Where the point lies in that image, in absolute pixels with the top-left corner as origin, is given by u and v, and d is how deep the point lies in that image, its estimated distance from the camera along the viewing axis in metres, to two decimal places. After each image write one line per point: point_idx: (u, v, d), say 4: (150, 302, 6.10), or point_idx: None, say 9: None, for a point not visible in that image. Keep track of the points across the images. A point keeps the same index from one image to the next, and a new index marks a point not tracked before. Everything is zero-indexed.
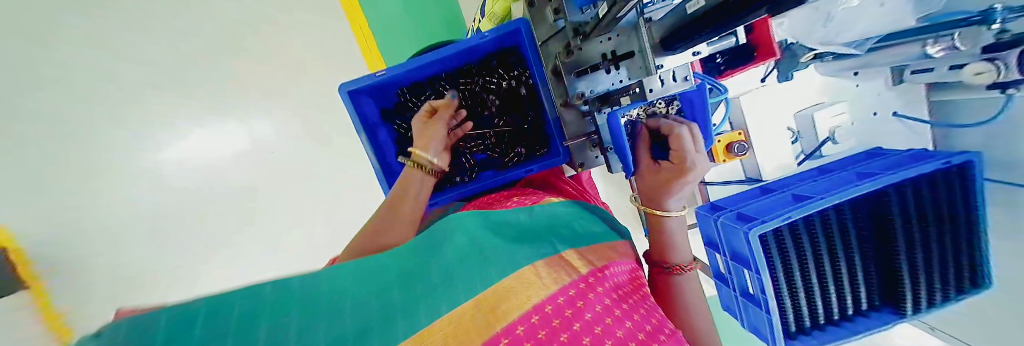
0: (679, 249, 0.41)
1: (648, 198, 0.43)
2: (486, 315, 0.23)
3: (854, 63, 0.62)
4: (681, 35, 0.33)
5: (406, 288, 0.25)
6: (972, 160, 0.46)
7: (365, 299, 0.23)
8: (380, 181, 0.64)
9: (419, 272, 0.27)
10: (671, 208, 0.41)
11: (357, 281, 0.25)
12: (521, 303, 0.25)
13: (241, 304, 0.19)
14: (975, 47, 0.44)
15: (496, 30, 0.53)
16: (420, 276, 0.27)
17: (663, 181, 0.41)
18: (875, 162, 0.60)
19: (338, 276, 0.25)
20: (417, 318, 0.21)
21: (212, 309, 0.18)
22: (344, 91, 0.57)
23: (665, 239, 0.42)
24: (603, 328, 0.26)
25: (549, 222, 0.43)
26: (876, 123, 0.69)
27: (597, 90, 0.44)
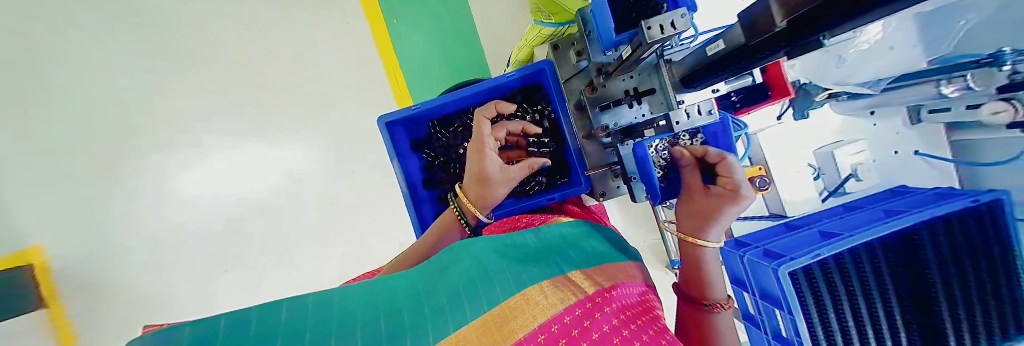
0: (716, 283, 0.38)
1: (689, 224, 0.40)
2: (490, 333, 0.22)
3: (869, 102, 0.66)
4: (702, 72, 0.35)
5: (414, 307, 0.24)
6: (1000, 198, 0.47)
7: (378, 315, 0.22)
8: (406, 205, 0.65)
9: (429, 290, 0.27)
10: (711, 240, 0.39)
11: (369, 301, 0.24)
12: (525, 323, 0.24)
13: (256, 323, 0.18)
14: (989, 88, 0.48)
15: (522, 70, 0.59)
16: (430, 293, 0.26)
17: (708, 208, 0.39)
18: (903, 200, 0.59)
19: (345, 296, 0.24)
20: (424, 335, 0.20)
21: (231, 324, 0.17)
22: (381, 123, 0.62)
23: (700, 269, 0.39)
24: None
25: (555, 245, 0.42)
26: (899, 161, 0.68)
27: (621, 122, 0.47)
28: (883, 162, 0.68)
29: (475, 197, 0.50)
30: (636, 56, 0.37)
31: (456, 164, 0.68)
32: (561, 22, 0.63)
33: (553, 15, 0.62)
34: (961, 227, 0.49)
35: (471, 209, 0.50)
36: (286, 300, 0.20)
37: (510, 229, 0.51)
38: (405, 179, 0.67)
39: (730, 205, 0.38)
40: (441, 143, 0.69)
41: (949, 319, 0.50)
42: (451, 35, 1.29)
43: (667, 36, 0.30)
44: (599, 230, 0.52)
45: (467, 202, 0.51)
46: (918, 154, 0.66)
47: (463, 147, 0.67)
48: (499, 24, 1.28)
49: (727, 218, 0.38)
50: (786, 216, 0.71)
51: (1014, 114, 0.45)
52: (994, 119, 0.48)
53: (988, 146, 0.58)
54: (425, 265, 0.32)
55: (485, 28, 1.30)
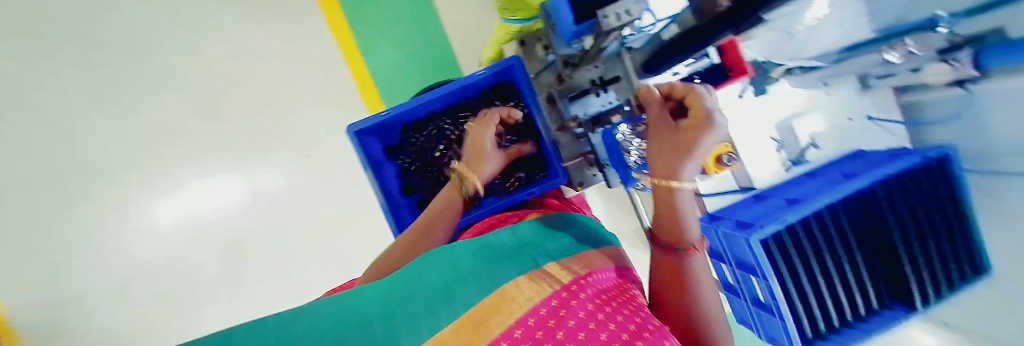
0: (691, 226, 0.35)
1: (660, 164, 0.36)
2: (468, 333, 0.22)
3: (823, 74, 0.68)
4: (659, 56, 0.37)
5: (388, 316, 0.23)
6: (948, 153, 0.49)
7: (350, 326, 0.21)
8: (385, 213, 0.64)
9: (404, 299, 0.26)
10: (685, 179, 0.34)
11: (339, 314, 0.22)
12: (500, 319, 0.24)
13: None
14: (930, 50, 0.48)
15: (491, 67, 0.59)
16: (405, 301, 0.25)
17: (680, 141, 0.35)
18: (858, 163, 0.63)
19: (315, 310, 0.23)
20: (396, 341, 0.20)
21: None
22: (350, 131, 0.60)
23: (674, 212, 0.36)
24: (587, 333, 0.23)
25: (532, 240, 0.42)
26: (851, 127, 0.73)
27: (590, 112, 0.47)
28: (837, 129, 0.74)
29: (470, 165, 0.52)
30: (597, 46, 0.38)
31: (434, 168, 0.68)
32: (527, 18, 0.64)
33: (518, 12, 0.63)
34: (913, 186, 0.53)
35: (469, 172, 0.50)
36: (252, 321, 0.19)
37: (491, 227, 0.51)
38: (381, 187, 0.65)
39: (701, 132, 0.33)
40: (415, 148, 0.68)
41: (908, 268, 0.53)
42: (418, 39, 1.24)
43: (623, 23, 0.30)
44: (578, 219, 0.53)
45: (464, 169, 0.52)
46: (871, 119, 0.69)
47: (439, 149, 0.67)
48: (467, 27, 1.26)
49: (702, 148, 0.34)
50: (755, 189, 0.74)
51: (954, 72, 0.47)
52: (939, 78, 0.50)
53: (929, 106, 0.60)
54: (399, 273, 0.31)
55: (452, 30, 1.25)
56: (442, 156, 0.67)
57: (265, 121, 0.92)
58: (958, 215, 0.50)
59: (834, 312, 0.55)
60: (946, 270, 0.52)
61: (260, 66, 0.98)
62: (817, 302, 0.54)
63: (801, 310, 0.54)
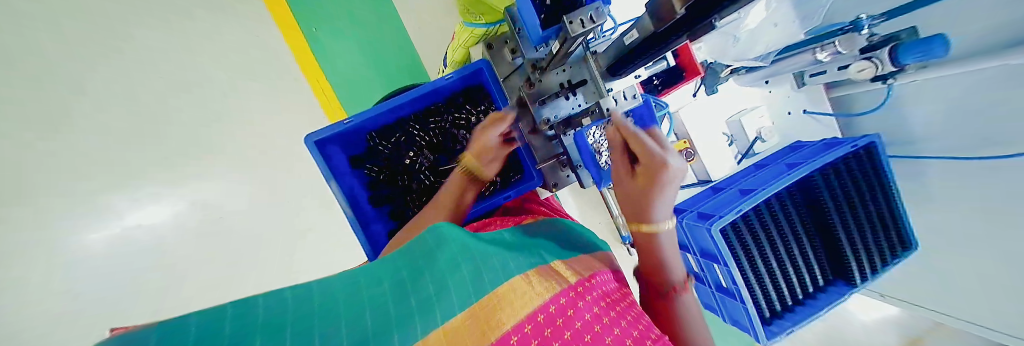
0: (674, 269, 0.41)
1: (634, 217, 0.41)
2: (480, 326, 0.21)
3: (764, 74, 0.76)
4: (623, 60, 0.38)
5: (401, 303, 0.23)
6: (874, 142, 0.57)
7: (362, 318, 0.20)
8: (354, 230, 0.58)
9: (416, 281, 0.25)
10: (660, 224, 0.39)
11: (351, 303, 0.22)
12: (510, 315, 0.23)
13: (232, 324, 0.16)
14: (852, 50, 0.56)
15: (459, 71, 0.58)
16: (417, 285, 0.25)
17: (640, 188, 0.38)
18: (800, 153, 0.70)
19: (330, 292, 0.22)
20: (410, 332, 0.20)
21: (204, 327, 0.15)
22: (310, 142, 0.56)
23: (655, 256, 0.41)
24: (592, 336, 0.24)
25: (535, 238, 0.42)
26: (792, 121, 0.80)
27: (560, 114, 0.48)
28: (780, 123, 0.81)
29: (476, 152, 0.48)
30: (565, 51, 0.38)
31: (405, 176, 0.65)
32: (492, 23, 0.63)
33: (484, 16, 0.62)
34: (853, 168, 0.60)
35: (470, 165, 0.48)
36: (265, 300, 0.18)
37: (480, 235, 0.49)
38: (347, 199, 0.60)
39: (655, 180, 0.36)
40: (384, 157, 0.65)
41: (851, 247, 0.59)
42: (382, 42, 1.19)
43: (587, 30, 0.31)
44: (565, 221, 0.53)
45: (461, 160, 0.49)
46: (807, 112, 0.79)
47: (409, 156, 0.65)
48: (430, 31, 1.23)
49: (661, 195, 0.37)
50: (712, 180, 0.81)
51: (875, 70, 0.54)
52: (859, 76, 0.56)
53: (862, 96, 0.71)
54: (409, 248, 0.31)
55: (415, 34, 1.22)
56: (413, 163, 0.65)
57: (213, 134, 0.85)
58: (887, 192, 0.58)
59: (789, 284, 0.61)
60: (880, 248, 0.60)
61: (197, 71, 0.88)
62: (772, 283, 0.60)
63: (760, 289, 0.59)
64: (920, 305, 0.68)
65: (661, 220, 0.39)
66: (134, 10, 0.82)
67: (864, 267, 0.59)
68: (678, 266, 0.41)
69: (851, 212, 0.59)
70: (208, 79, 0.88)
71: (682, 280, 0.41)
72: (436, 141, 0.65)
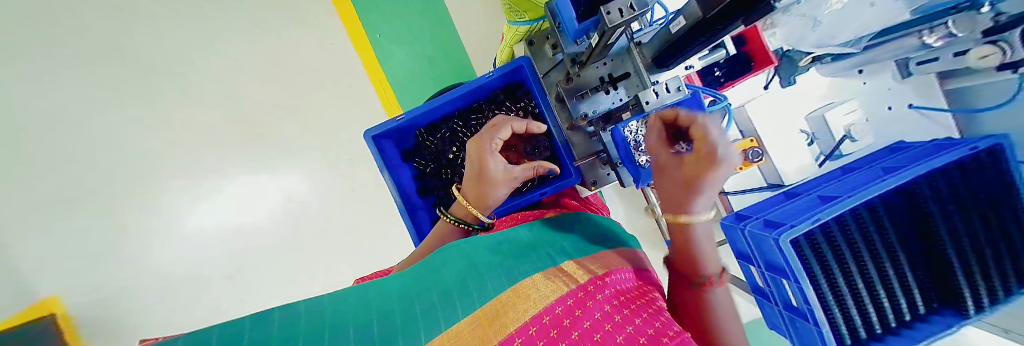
0: (708, 261, 0.39)
1: (671, 204, 0.38)
2: (481, 329, 0.22)
3: (856, 62, 0.64)
4: (671, 48, 0.35)
5: (406, 311, 0.24)
6: (1000, 143, 0.44)
7: (369, 322, 0.21)
8: (401, 214, 0.66)
9: (422, 294, 0.27)
10: (696, 215, 0.37)
11: (358, 312, 0.23)
12: (514, 317, 0.24)
13: (251, 331, 0.17)
14: (974, 32, 0.47)
15: (500, 69, 0.60)
16: (423, 297, 0.26)
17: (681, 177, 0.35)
18: (900, 156, 0.57)
19: (339, 305, 0.24)
20: (416, 333, 0.20)
21: (224, 334, 0.17)
22: (368, 136, 0.63)
23: (689, 245, 0.39)
24: (603, 335, 0.23)
25: (549, 237, 0.42)
26: (891, 117, 0.67)
27: (599, 109, 0.46)
28: (876, 119, 0.68)
29: (472, 196, 0.50)
30: (604, 42, 0.37)
31: (448, 170, 0.69)
32: (535, 19, 0.64)
33: (526, 13, 0.64)
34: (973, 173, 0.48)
35: (478, 216, 0.51)
36: (280, 314, 0.20)
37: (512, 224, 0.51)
38: (398, 190, 0.67)
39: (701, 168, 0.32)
40: (430, 152, 0.70)
41: (961, 272, 0.47)
42: (436, 46, 1.30)
43: (624, 19, 0.30)
44: (593, 219, 0.53)
45: (470, 207, 0.51)
46: (913, 107, 0.65)
47: (452, 152, 0.68)
48: (478, 30, 1.30)
49: (707, 185, 0.34)
50: (784, 185, 0.69)
51: (1001, 57, 0.45)
52: (983, 64, 0.48)
53: (985, 90, 0.57)
54: (418, 269, 0.33)
55: (465, 35, 1.31)
56: (455, 158, 0.68)
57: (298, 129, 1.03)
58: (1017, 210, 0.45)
59: (890, 311, 0.50)
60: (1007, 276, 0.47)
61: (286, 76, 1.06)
62: (856, 308, 0.49)
63: (840, 313, 0.49)
64: None
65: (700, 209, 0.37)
66: (247, 26, 1.02)
67: (982, 295, 0.47)
68: (711, 257, 0.39)
69: (965, 224, 0.48)
70: (296, 84, 1.07)
71: (715, 275, 0.39)
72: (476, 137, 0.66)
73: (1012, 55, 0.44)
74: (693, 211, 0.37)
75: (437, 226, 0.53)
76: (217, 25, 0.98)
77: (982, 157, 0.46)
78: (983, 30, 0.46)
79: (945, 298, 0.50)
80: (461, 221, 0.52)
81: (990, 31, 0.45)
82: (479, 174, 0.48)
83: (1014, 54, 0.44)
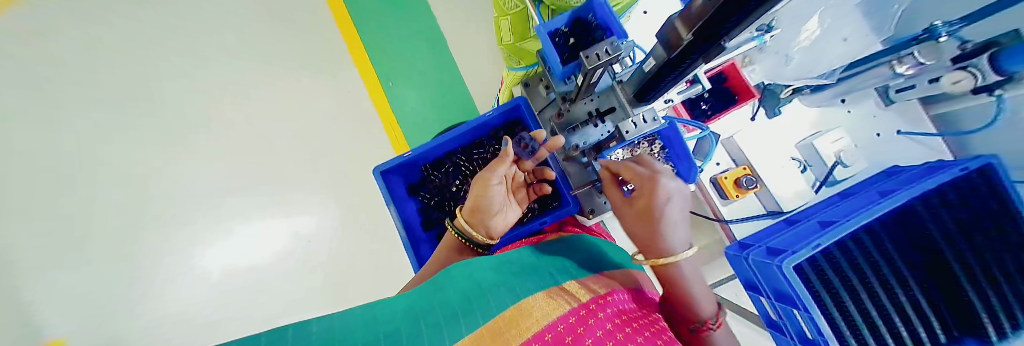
0: (701, 302, 0.39)
1: (644, 242, 0.42)
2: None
3: (837, 91, 0.68)
4: (645, 87, 0.40)
5: (411, 329, 0.25)
6: (991, 162, 0.47)
7: (375, 340, 0.22)
8: (405, 248, 0.66)
9: (426, 314, 0.28)
10: (672, 250, 0.39)
11: (364, 331, 0.24)
12: (517, 337, 0.24)
13: None
14: (942, 59, 0.50)
15: (500, 107, 0.65)
16: (426, 317, 0.27)
17: (640, 212, 0.41)
18: (894, 179, 0.58)
19: (346, 324, 0.25)
20: None
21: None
22: (377, 172, 0.67)
23: (679, 291, 0.39)
24: None
25: (550, 258, 0.43)
26: (881, 143, 0.68)
27: (589, 141, 0.47)
28: (867, 145, 0.69)
29: (476, 219, 0.52)
30: (588, 81, 0.42)
31: (451, 203, 0.71)
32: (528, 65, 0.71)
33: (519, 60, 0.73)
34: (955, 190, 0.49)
35: (463, 226, 0.51)
36: (295, 332, 0.22)
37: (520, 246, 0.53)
38: (402, 222, 0.69)
39: (657, 197, 0.39)
40: (435, 185, 0.73)
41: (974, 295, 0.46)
42: (444, 90, 1.41)
43: (598, 63, 0.35)
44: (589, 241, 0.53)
45: (463, 222, 0.52)
46: (902, 133, 0.66)
47: (456, 185, 0.71)
48: (481, 75, 1.42)
49: (667, 218, 0.39)
50: (783, 211, 0.69)
51: (975, 81, 0.46)
52: (957, 88, 0.48)
53: (967, 115, 0.61)
54: (421, 290, 0.33)
55: (470, 80, 1.42)
56: (458, 190, 0.71)
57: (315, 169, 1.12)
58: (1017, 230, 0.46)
59: (911, 340, 0.47)
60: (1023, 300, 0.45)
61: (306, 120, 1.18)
62: (874, 340, 0.47)
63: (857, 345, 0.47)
64: None
65: (675, 242, 0.40)
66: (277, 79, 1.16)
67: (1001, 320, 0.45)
68: (704, 296, 0.39)
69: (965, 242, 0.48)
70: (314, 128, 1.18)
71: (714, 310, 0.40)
72: (478, 170, 0.70)
73: (987, 78, 0.45)
74: (668, 250, 0.39)
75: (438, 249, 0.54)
76: (255, 80, 1.15)
77: (974, 177, 0.48)
78: (951, 57, 0.48)
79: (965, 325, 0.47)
80: (461, 235, 0.52)
81: (960, 57, 0.47)
82: (483, 178, 0.50)
83: (988, 78, 0.45)
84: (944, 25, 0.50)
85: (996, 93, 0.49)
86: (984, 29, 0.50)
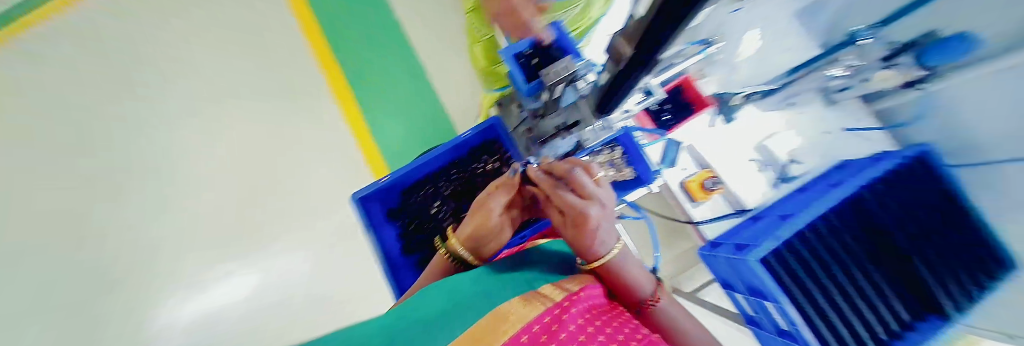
0: (639, 285, 0.39)
1: (580, 252, 0.41)
2: None
3: (783, 96, 0.73)
4: (603, 98, 0.44)
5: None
6: (923, 151, 0.55)
7: None
8: (384, 272, 0.65)
9: (400, 334, 0.27)
10: (604, 255, 0.39)
11: None
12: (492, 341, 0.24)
13: None
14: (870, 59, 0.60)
15: (475, 127, 0.69)
16: (400, 337, 0.27)
17: (573, 227, 0.39)
18: (841, 172, 0.64)
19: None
20: None
21: None
22: (354, 198, 0.68)
23: (618, 285, 0.39)
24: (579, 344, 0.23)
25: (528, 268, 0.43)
26: (831, 140, 0.74)
27: (559, 152, 0.52)
28: (816, 143, 0.75)
29: (464, 234, 0.47)
30: (551, 96, 0.45)
31: (430, 224, 0.70)
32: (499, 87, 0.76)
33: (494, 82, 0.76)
34: (901, 175, 0.56)
35: (460, 253, 0.46)
36: None
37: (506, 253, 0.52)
38: (381, 247, 0.69)
39: (585, 229, 0.37)
40: (415, 207, 0.73)
41: (930, 273, 0.51)
42: (422, 114, 1.40)
43: (558, 78, 0.39)
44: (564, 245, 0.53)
45: (455, 243, 0.47)
46: (849, 130, 0.72)
47: (434, 205, 0.71)
48: (462, 98, 1.43)
49: (598, 231, 0.37)
50: (748, 209, 0.73)
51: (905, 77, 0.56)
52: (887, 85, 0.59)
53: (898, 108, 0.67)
54: (398, 308, 0.33)
55: (449, 103, 1.42)
56: (438, 211, 0.71)
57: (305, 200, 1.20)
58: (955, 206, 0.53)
59: (877, 322, 0.50)
60: (969, 272, 0.51)
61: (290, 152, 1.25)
62: (845, 324, 0.50)
63: (829, 330, 0.50)
64: None
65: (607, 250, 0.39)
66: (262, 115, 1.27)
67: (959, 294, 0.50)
68: (641, 277, 0.40)
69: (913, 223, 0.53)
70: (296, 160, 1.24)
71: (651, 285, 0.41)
72: (457, 190, 0.71)
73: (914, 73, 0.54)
74: (604, 256, 0.39)
75: (426, 269, 0.50)
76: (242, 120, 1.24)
77: (912, 163, 0.56)
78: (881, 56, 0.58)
79: (927, 304, 0.50)
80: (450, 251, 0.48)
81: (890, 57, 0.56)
82: (485, 203, 0.49)
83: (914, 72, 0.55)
84: (864, 29, 0.59)
85: (921, 87, 0.57)
86: (902, 29, 0.57)
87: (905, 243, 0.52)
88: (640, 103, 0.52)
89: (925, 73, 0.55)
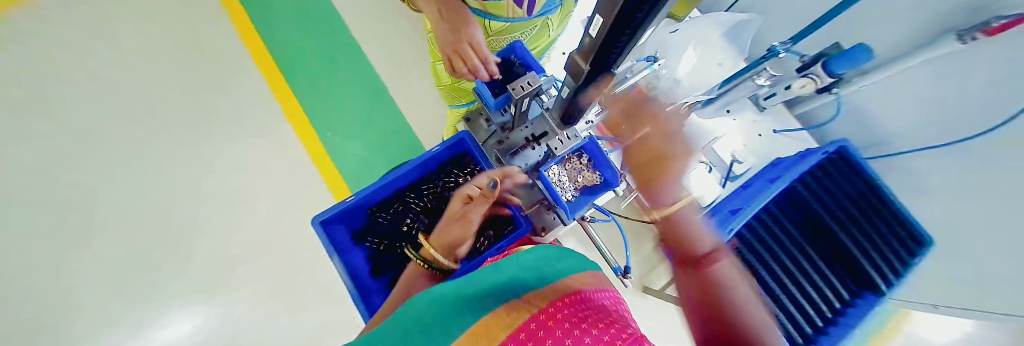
0: (699, 236, 0.35)
1: (649, 198, 0.41)
2: None
3: (720, 104, 0.79)
4: (568, 110, 0.46)
5: None
6: (844, 146, 0.63)
7: None
8: (354, 300, 0.60)
9: None
10: (677, 197, 0.38)
11: None
12: None
13: None
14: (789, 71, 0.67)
15: (444, 142, 0.69)
16: None
17: (646, 163, 0.42)
18: (776, 168, 0.72)
19: None
20: None
21: None
22: (315, 222, 0.63)
23: (680, 230, 0.36)
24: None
25: (515, 266, 0.42)
26: (764, 141, 0.84)
27: (530, 162, 0.54)
28: (752, 144, 0.85)
29: (437, 240, 0.49)
30: (518, 110, 0.47)
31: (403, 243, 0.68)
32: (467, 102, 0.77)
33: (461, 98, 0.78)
34: (835, 173, 0.63)
35: (433, 258, 0.47)
36: None
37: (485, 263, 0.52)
38: (346, 269, 0.63)
39: (671, 162, 0.40)
40: (384, 227, 0.70)
41: (861, 254, 0.58)
42: (385, 132, 1.34)
43: (523, 93, 0.41)
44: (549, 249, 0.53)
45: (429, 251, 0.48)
46: (777, 132, 0.83)
47: (406, 223, 0.69)
48: (427, 114, 1.38)
49: (678, 166, 0.40)
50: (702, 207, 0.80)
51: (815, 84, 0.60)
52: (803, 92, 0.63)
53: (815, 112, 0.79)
54: (382, 321, 0.32)
55: (413, 119, 1.37)
56: (410, 229, 0.69)
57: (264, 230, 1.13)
58: (875, 194, 0.60)
59: (821, 300, 0.58)
60: (890, 250, 0.57)
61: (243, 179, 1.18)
62: (794, 305, 0.57)
63: (783, 313, 0.57)
64: (935, 305, 0.62)
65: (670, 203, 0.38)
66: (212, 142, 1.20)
67: (885, 270, 0.56)
68: (704, 232, 0.36)
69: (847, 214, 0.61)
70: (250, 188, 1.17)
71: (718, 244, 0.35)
72: (429, 205, 0.70)
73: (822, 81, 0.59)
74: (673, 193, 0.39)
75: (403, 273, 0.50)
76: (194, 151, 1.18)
77: (835, 157, 0.63)
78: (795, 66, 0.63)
79: (859, 280, 0.58)
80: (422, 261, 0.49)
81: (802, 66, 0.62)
82: (465, 214, 0.49)
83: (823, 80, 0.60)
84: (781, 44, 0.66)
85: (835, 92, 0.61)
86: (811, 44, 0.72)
87: (836, 228, 0.61)
88: (602, 114, 0.56)
89: (833, 80, 0.59)
